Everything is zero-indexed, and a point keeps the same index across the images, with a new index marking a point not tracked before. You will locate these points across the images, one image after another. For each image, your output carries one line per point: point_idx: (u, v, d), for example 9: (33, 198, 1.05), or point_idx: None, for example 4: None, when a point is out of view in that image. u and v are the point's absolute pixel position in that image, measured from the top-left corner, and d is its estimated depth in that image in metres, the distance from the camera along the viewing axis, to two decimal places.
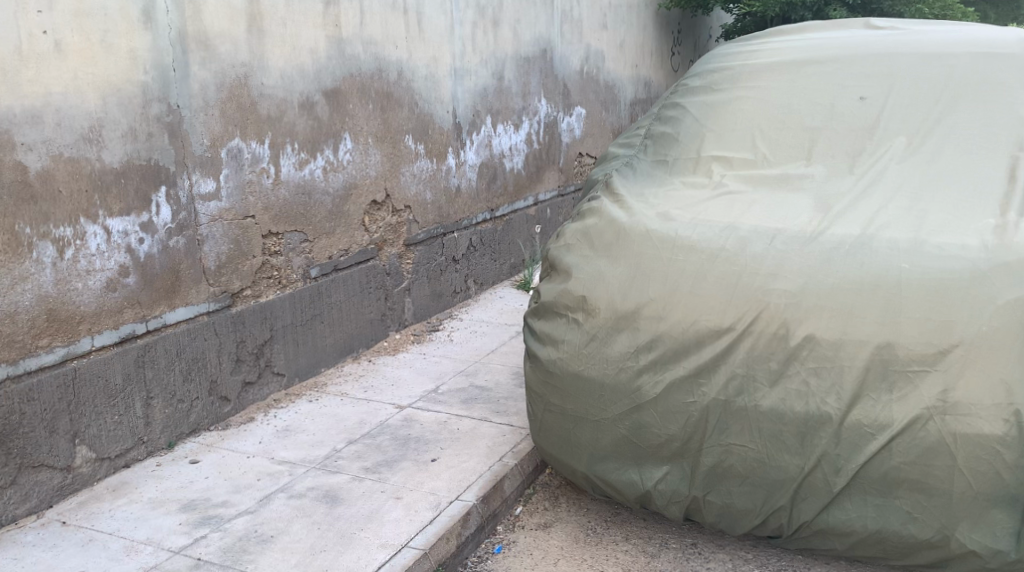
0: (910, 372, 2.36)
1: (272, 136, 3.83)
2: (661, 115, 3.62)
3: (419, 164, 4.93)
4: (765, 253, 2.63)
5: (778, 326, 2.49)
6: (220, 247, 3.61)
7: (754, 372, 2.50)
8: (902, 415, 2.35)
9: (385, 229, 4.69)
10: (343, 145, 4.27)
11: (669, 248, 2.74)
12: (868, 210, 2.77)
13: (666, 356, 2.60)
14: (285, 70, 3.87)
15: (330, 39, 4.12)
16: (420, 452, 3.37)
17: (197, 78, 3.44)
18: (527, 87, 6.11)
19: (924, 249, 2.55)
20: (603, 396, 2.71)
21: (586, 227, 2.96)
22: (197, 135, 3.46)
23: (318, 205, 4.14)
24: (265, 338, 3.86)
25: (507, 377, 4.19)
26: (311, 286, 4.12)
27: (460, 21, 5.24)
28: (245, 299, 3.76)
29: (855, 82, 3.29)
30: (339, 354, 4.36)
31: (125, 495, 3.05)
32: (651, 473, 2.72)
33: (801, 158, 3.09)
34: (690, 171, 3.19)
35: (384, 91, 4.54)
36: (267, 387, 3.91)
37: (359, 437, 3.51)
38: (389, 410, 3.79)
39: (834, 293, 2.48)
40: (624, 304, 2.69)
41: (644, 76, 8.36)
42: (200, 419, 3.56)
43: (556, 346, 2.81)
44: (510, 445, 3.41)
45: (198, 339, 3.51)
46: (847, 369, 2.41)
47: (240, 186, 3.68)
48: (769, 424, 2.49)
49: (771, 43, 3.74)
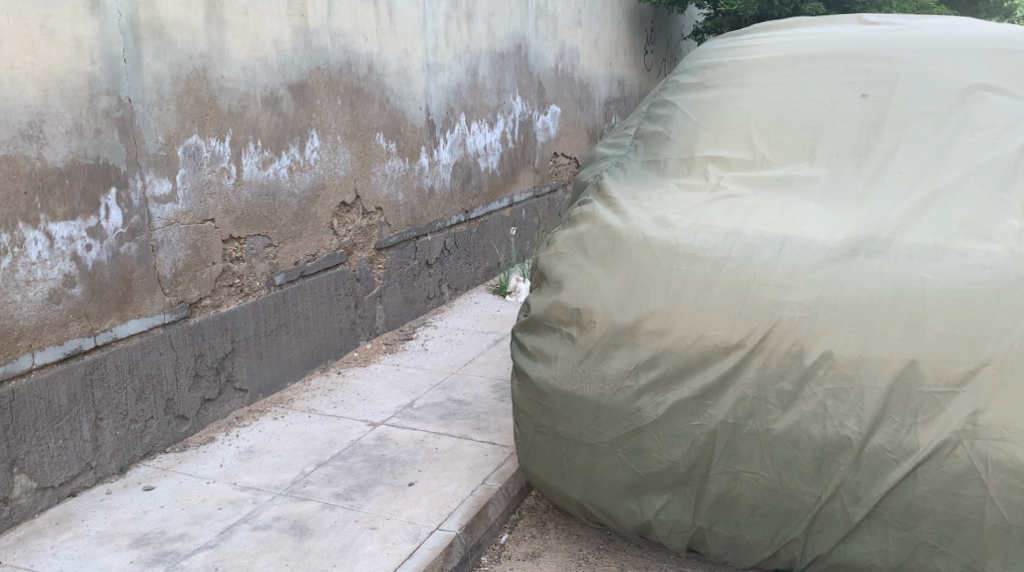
0: (937, 393, 2.16)
1: (233, 133, 3.56)
2: (651, 112, 3.42)
3: (391, 164, 4.67)
4: (773, 263, 2.44)
5: (792, 342, 2.29)
6: (177, 253, 3.33)
7: (765, 394, 2.29)
8: (928, 440, 2.15)
9: (355, 232, 4.43)
10: (310, 143, 4.00)
11: (670, 257, 2.54)
12: (880, 213, 2.58)
13: (668, 375, 2.40)
14: (247, 62, 3.59)
15: (296, 30, 3.85)
16: (397, 476, 3.11)
17: (151, 69, 3.15)
18: (502, 83, 5.87)
19: (945, 257, 2.35)
20: (600, 417, 2.51)
21: (579, 233, 2.76)
22: (151, 132, 3.18)
23: (283, 207, 3.87)
24: (227, 351, 3.59)
25: (486, 390, 3.94)
26: (276, 295, 3.85)
27: (433, 14, 4.99)
28: (205, 309, 3.49)
29: (856, 77, 3.10)
30: (306, 366, 4.09)
31: (70, 529, 2.76)
32: (651, 502, 2.51)
33: (803, 157, 2.89)
34: (685, 172, 2.99)
35: (353, 86, 4.28)
36: (229, 403, 3.63)
37: (330, 459, 3.25)
38: (361, 428, 3.53)
39: (852, 306, 2.28)
40: (622, 318, 2.49)
41: (617, 74, 8.17)
42: (156, 440, 3.28)
43: (549, 363, 2.61)
44: (493, 466, 3.17)
45: (152, 353, 3.22)
46: (868, 390, 2.20)
47: (198, 187, 3.41)
48: (783, 449, 2.28)
49: (763, 38, 3.55)
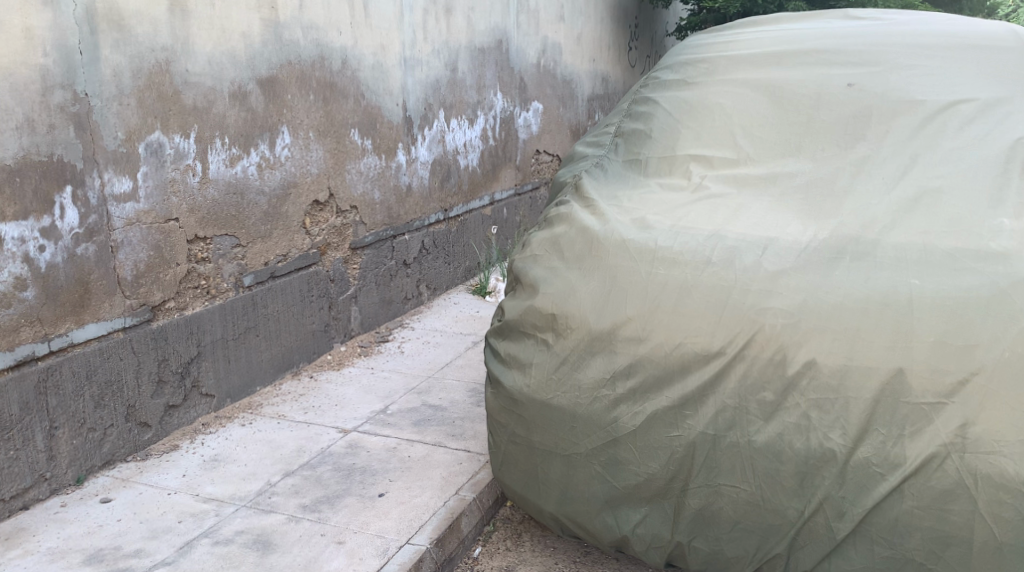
0: (924, 404, 2.06)
1: (199, 129, 3.43)
2: (631, 110, 3.32)
3: (366, 161, 4.55)
4: (756, 267, 2.33)
5: (775, 350, 2.19)
6: (139, 254, 3.20)
7: (747, 404, 2.19)
8: (915, 453, 2.05)
9: (329, 232, 4.30)
10: (280, 140, 3.88)
11: (648, 261, 2.44)
12: (866, 212, 2.48)
13: (646, 384, 2.30)
14: (213, 55, 3.46)
15: (265, 23, 3.72)
16: (367, 486, 3.00)
17: (110, 62, 3.02)
18: (482, 79, 5.76)
19: (934, 261, 2.25)
20: (575, 428, 2.41)
21: (555, 235, 2.65)
22: (110, 128, 3.04)
23: (251, 206, 3.74)
24: (192, 355, 3.46)
25: (462, 395, 3.83)
26: (245, 296, 3.72)
27: (411, 7, 4.86)
28: (169, 312, 3.36)
29: (842, 74, 3.00)
30: (276, 370, 3.97)
31: (19, 546, 2.63)
32: (628, 515, 2.42)
33: (787, 154, 2.80)
34: (665, 171, 2.89)
35: (326, 81, 4.15)
36: (195, 409, 3.51)
37: (298, 468, 3.13)
38: (331, 435, 3.41)
39: (838, 312, 2.18)
40: (599, 324, 2.38)
41: (601, 70, 8.06)
42: (116, 449, 3.15)
43: (523, 371, 2.50)
44: (467, 475, 3.06)
45: (113, 358, 3.10)
46: (854, 401, 2.10)
47: (161, 185, 3.28)
48: (764, 462, 2.19)
49: (746, 33, 3.45)
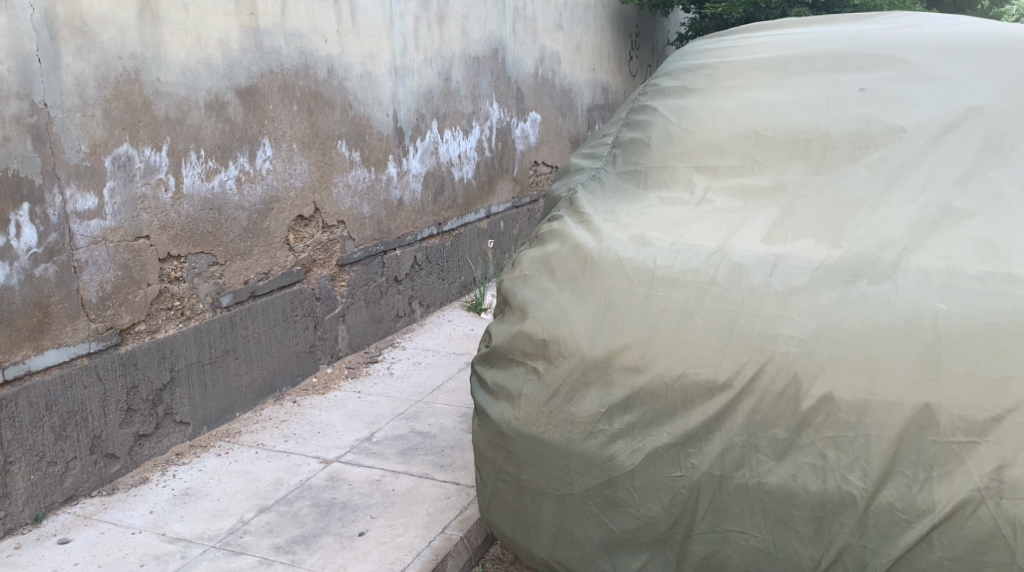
0: (953, 443, 1.84)
1: (171, 142, 3.24)
2: (629, 119, 3.12)
3: (354, 174, 4.36)
4: (764, 289, 2.13)
5: (787, 382, 1.98)
6: (105, 275, 3.01)
7: (756, 441, 1.99)
8: (944, 498, 1.84)
9: (314, 248, 4.10)
10: (261, 152, 3.69)
11: (646, 282, 2.24)
12: (884, 229, 2.29)
13: (645, 419, 2.10)
14: (187, 64, 3.28)
15: (244, 30, 3.53)
16: (346, 524, 2.79)
17: (72, 71, 2.84)
18: (477, 89, 5.57)
19: (961, 282, 2.04)
20: (568, 466, 2.20)
21: (546, 253, 2.45)
22: (72, 140, 2.86)
23: (230, 222, 3.54)
24: (165, 381, 3.26)
25: (452, 421, 3.62)
26: (223, 318, 3.52)
27: (401, 14, 4.68)
28: (139, 335, 3.16)
29: (853, 78, 2.81)
30: (257, 395, 3.76)
31: None
32: (627, 563, 2.20)
33: (795, 166, 2.60)
34: (665, 183, 2.71)
35: (312, 90, 3.96)
36: (168, 438, 3.31)
37: (273, 504, 2.93)
38: (312, 466, 3.21)
39: (857, 340, 1.97)
40: (593, 352, 2.18)
41: (601, 80, 7.88)
42: (79, 483, 2.95)
43: (511, 402, 2.30)
44: (454, 511, 2.86)
45: (76, 387, 2.90)
46: (875, 439, 1.89)
47: (130, 201, 3.08)
48: (776, 506, 1.98)
49: (752, 37, 3.25)
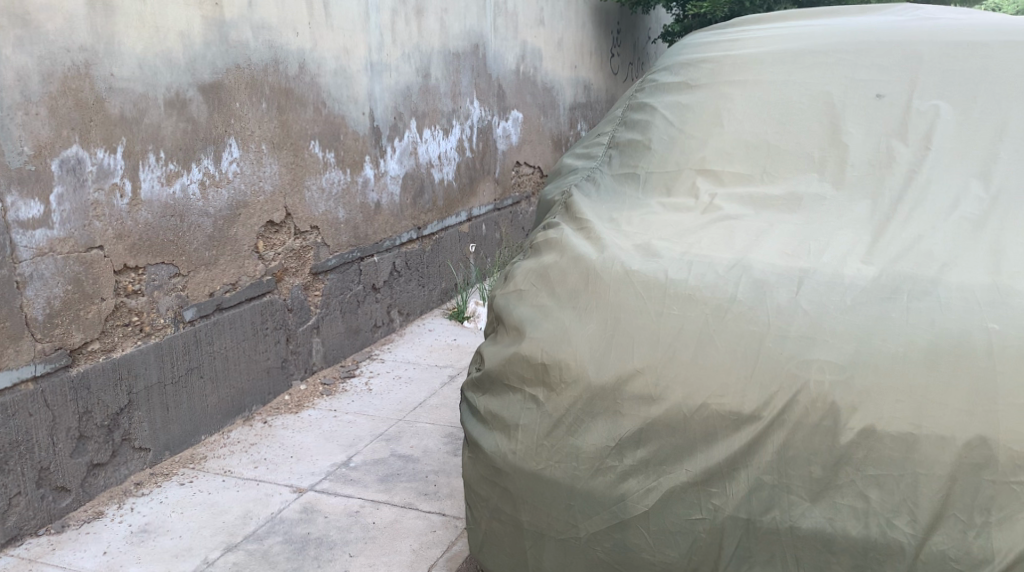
0: (1015, 484, 1.62)
1: (128, 143, 2.96)
2: (626, 117, 2.87)
3: (328, 176, 4.09)
4: (792, 309, 1.90)
5: (823, 414, 1.75)
6: (53, 290, 2.73)
7: (788, 481, 1.76)
8: (1005, 546, 1.62)
9: (286, 255, 3.82)
10: (227, 154, 3.41)
11: (657, 299, 2.01)
12: (916, 243, 2.07)
13: (659, 455, 1.87)
14: (145, 57, 3.00)
15: (207, 21, 3.25)
16: (323, 563, 2.54)
17: (12, 64, 2.56)
18: (457, 86, 5.31)
19: (1011, 298, 1.82)
20: (573, 506, 1.96)
21: (543, 266, 2.20)
22: (13, 142, 2.58)
23: (193, 229, 3.27)
24: (122, 405, 2.98)
25: (437, 442, 3.37)
26: (187, 333, 3.24)
27: (377, 7, 4.41)
28: (93, 356, 2.88)
29: (869, 73, 2.59)
30: (225, 415, 3.49)
31: None
32: None
33: (811, 174, 2.38)
34: (670, 187, 2.47)
35: (282, 86, 3.69)
36: (126, 466, 3.03)
37: (242, 541, 2.66)
38: (284, 495, 2.94)
39: (901, 365, 1.75)
40: (600, 380, 1.93)
41: (583, 78, 7.65)
42: (23, 521, 2.68)
43: (507, 434, 2.05)
44: (442, 547, 2.61)
45: (19, 415, 2.63)
46: (924, 480, 1.67)
47: (80, 209, 2.81)
48: (811, 554, 1.75)
49: (752, 29, 3.02)
